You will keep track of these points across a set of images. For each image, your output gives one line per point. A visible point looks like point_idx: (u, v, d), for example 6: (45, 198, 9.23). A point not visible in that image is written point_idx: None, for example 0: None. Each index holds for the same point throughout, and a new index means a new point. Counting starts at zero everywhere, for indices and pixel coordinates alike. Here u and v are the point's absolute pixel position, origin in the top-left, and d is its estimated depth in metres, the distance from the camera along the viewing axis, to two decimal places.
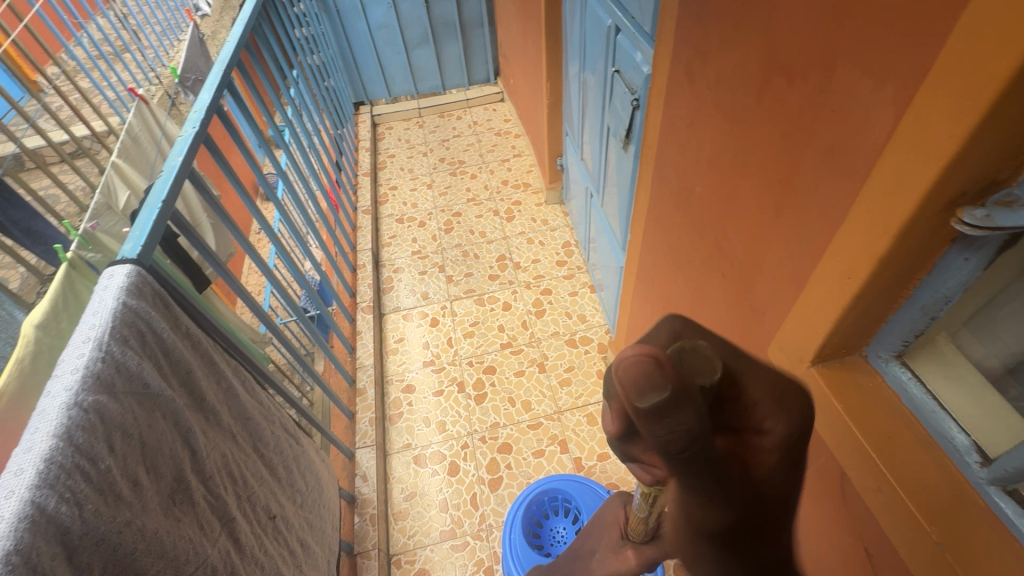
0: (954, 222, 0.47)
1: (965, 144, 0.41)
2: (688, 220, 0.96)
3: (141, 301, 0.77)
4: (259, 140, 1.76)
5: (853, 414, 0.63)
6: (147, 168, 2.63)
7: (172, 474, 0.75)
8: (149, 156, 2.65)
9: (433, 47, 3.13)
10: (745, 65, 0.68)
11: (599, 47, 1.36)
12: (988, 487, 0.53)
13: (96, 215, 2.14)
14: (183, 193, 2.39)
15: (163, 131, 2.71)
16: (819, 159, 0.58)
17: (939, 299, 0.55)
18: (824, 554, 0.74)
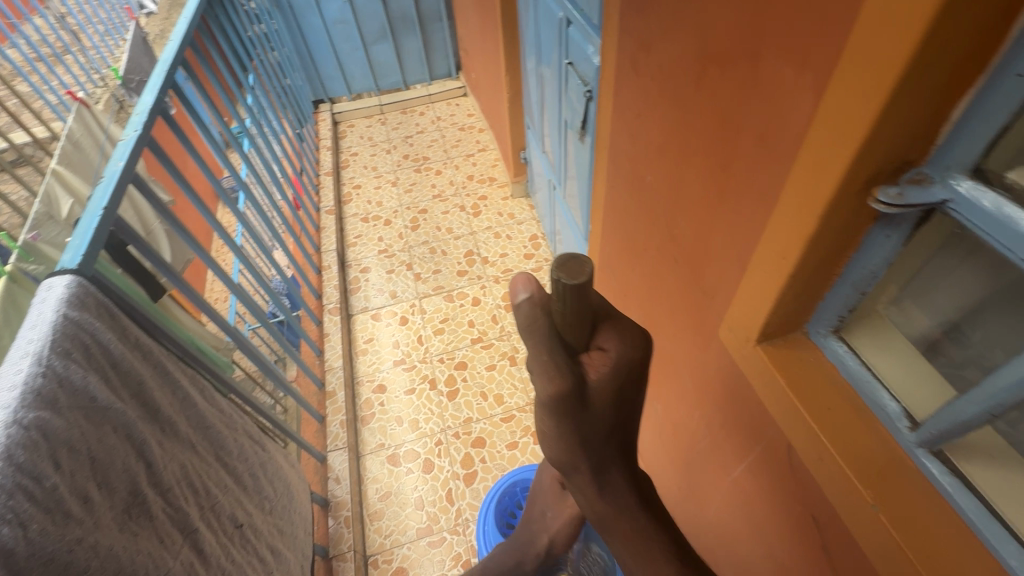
0: (871, 200, 0.50)
1: (873, 127, 0.44)
2: (642, 207, 0.97)
3: (83, 313, 0.75)
4: (211, 141, 1.71)
5: (796, 389, 0.66)
6: (92, 174, 2.59)
7: (127, 488, 0.73)
8: (93, 160, 2.61)
9: (392, 41, 3.08)
10: (683, 55, 0.70)
11: (553, 39, 1.37)
12: (918, 450, 0.57)
13: (37, 225, 2.15)
14: (127, 196, 2.29)
15: (106, 135, 2.68)
16: (751, 144, 0.61)
17: (867, 275, 0.58)
18: (776, 524, 0.78)
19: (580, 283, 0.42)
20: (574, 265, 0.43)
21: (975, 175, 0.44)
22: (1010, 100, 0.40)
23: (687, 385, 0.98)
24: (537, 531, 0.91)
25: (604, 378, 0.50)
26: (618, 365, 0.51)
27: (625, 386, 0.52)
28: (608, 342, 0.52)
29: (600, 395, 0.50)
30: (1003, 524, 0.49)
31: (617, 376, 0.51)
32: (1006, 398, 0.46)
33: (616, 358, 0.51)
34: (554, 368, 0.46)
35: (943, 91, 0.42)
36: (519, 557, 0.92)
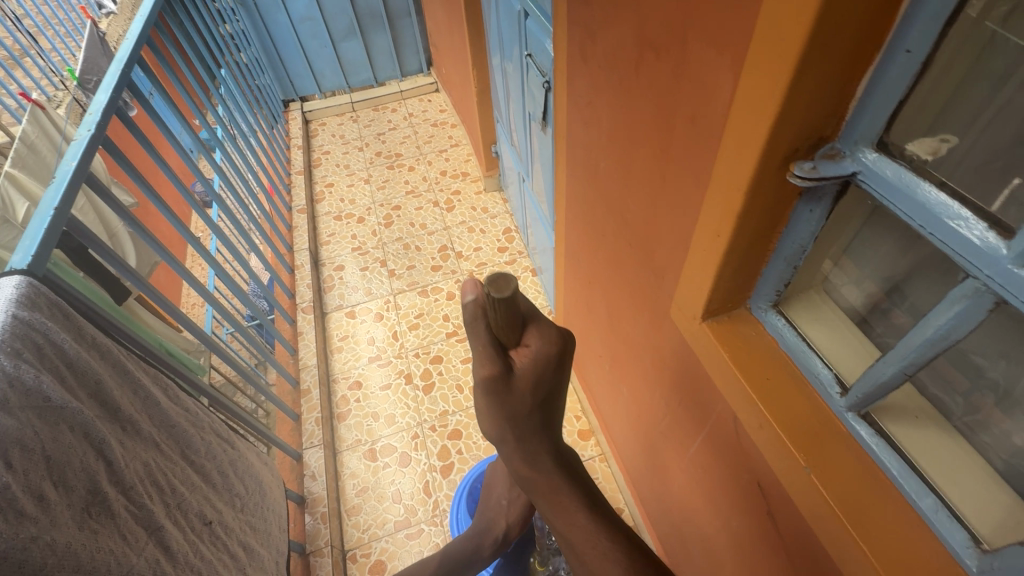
0: (789, 175, 0.52)
1: (783, 104, 0.46)
2: (598, 194, 0.99)
3: (34, 313, 0.75)
4: (179, 150, 1.69)
5: (739, 362, 0.69)
6: (49, 177, 2.60)
7: (85, 486, 0.73)
8: (50, 163, 2.62)
9: (361, 38, 3.06)
10: (623, 42, 0.72)
11: (512, 32, 1.38)
12: (847, 414, 0.59)
13: None
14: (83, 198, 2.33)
15: (62, 136, 2.67)
16: (685, 127, 0.63)
17: (796, 250, 0.61)
18: (728, 495, 0.81)
19: (505, 297, 0.52)
20: (502, 280, 0.52)
21: (879, 148, 0.47)
22: (904, 77, 0.42)
23: (647, 366, 1.00)
24: (494, 518, 1.03)
25: (526, 370, 0.58)
26: (541, 360, 0.59)
27: (546, 382, 0.60)
28: (534, 340, 0.60)
29: (521, 381, 0.58)
30: (921, 477, 0.53)
31: (539, 369, 0.59)
32: (917, 358, 0.49)
33: (538, 354, 0.59)
34: (484, 354, 0.57)
35: (845, 69, 0.44)
36: (478, 540, 1.02)
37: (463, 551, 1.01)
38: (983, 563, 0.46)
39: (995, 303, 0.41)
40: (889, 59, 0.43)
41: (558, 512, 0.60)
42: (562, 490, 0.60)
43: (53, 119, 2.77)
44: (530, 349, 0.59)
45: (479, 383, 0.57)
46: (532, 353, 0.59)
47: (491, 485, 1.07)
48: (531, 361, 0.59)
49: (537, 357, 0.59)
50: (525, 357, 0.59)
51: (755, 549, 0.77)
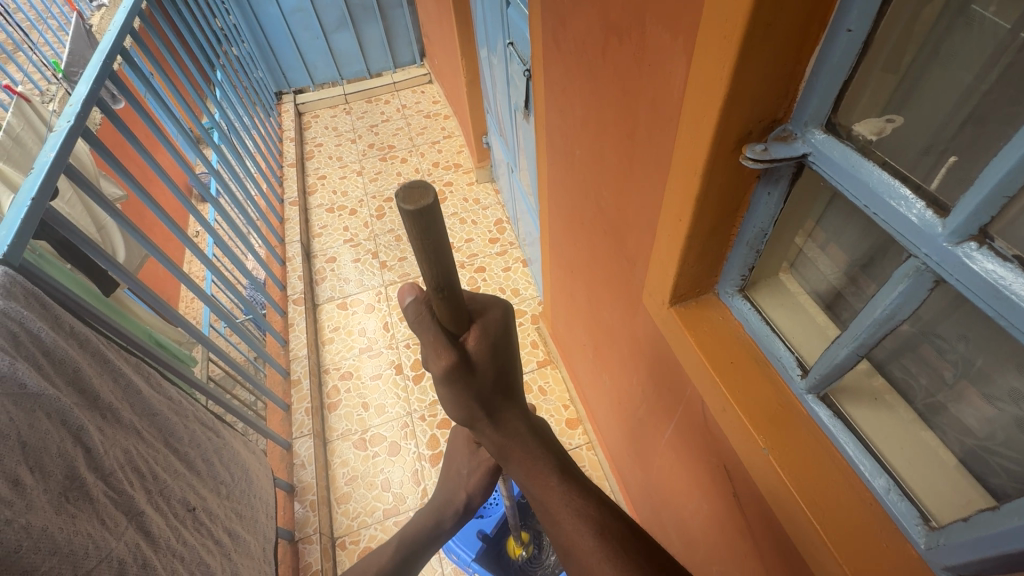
0: (742, 158, 0.52)
1: (730, 86, 0.47)
2: (576, 181, 0.99)
3: (9, 302, 0.76)
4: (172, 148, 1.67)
5: (705, 346, 0.69)
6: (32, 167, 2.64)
7: (63, 472, 0.74)
8: (34, 153, 2.66)
9: (353, 29, 3.05)
10: (589, 28, 0.72)
11: (495, 21, 1.38)
12: (807, 396, 0.59)
13: None
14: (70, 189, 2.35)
15: (47, 127, 2.71)
16: (648, 112, 0.63)
17: (758, 233, 0.61)
18: (700, 479, 0.82)
19: (426, 221, 0.44)
20: (414, 193, 0.43)
21: (827, 129, 0.48)
22: (848, 55, 0.43)
23: (625, 352, 1.01)
24: (454, 490, 0.98)
25: (478, 346, 0.59)
26: (489, 334, 0.60)
27: (496, 350, 0.61)
28: (481, 318, 0.60)
29: (478, 359, 0.59)
30: (876, 458, 0.53)
31: (488, 344, 0.60)
32: (867, 338, 0.49)
33: (485, 328, 0.60)
34: (438, 342, 0.56)
35: (790, 51, 0.45)
36: (438, 516, 1.01)
37: (424, 526, 1.02)
38: (931, 540, 0.47)
39: (935, 281, 0.42)
40: (832, 40, 0.43)
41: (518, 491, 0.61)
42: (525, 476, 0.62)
43: (37, 110, 2.81)
44: (478, 326, 0.59)
45: (439, 371, 0.58)
46: (479, 328, 0.59)
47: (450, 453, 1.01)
48: (479, 332, 0.59)
49: (484, 331, 0.60)
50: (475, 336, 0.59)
51: (725, 531, 0.77)
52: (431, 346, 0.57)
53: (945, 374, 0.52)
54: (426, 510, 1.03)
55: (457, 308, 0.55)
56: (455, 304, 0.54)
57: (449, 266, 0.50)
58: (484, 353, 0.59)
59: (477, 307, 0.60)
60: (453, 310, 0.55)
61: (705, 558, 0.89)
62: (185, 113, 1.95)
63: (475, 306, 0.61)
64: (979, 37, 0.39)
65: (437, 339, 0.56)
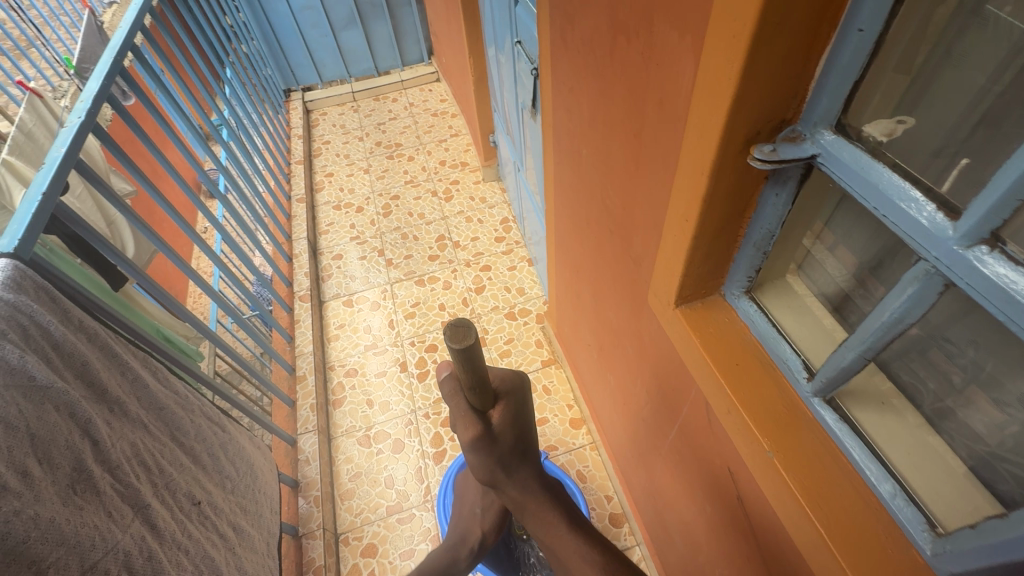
0: (750, 159, 0.52)
1: (739, 85, 0.46)
2: (582, 180, 0.99)
3: (20, 295, 0.77)
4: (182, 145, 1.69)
5: (710, 347, 0.69)
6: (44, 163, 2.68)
7: (71, 464, 0.75)
8: (46, 149, 2.70)
9: (361, 27, 3.06)
10: (596, 27, 0.72)
11: (503, 20, 1.38)
12: (813, 399, 0.59)
13: None
14: (81, 185, 2.39)
15: (58, 124, 2.75)
16: (655, 111, 0.63)
17: (765, 234, 0.61)
18: (705, 483, 0.81)
19: (465, 348, 0.50)
20: (458, 331, 0.50)
21: (836, 130, 0.47)
22: (858, 56, 0.42)
23: (630, 353, 1.00)
24: (468, 527, 1.00)
25: (502, 421, 0.61)
26: (513, 410, 0.62)
27: (519, 424, 0.63)
28: (507, 395, 0.63)
29: (502, 433, 0.61)
30: (882, 462, 0.52)
31: (513, 420, 0.62)
32: (875, 341, 0.48)
33: (510, 404, 0.62)
34: (465, 419, 0.59)
35: (800, 50, 0.44)
36: (452, 554, 0.97)
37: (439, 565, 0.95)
38: (937, 546, 0.46)
39: (945, 285, 0.41)
40: (843, 40, 0.42)
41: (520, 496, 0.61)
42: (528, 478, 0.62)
43: (50, 107, 2.85)
44: (502, 404, 0.62)
45: (464, 444, 0.60)
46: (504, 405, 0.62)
47: (464, 494, 1.08)
48: (504, 411, 0.61)
49: (508, 407, 0.62)
50: (500, 412, 0.61)
51: (729, 534, 0.77)
52: (459, 425, 0.60)
53: (953, 379, 0.52)
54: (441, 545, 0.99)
55: (485, 396, 0.58)
56: (485, 395, 0.58)
57: (482, 370, 0.54)
58: (507, 432, 0.61)
59: (502, 386, 0.63)
60: (482, 399, 0.58)
61: (708, 561, 0.89)
62: (194, 109, 1.96)
63: (502, 385, 0.64)
64: (992, 38, 0.38)
65: (464, 418, 0.60)
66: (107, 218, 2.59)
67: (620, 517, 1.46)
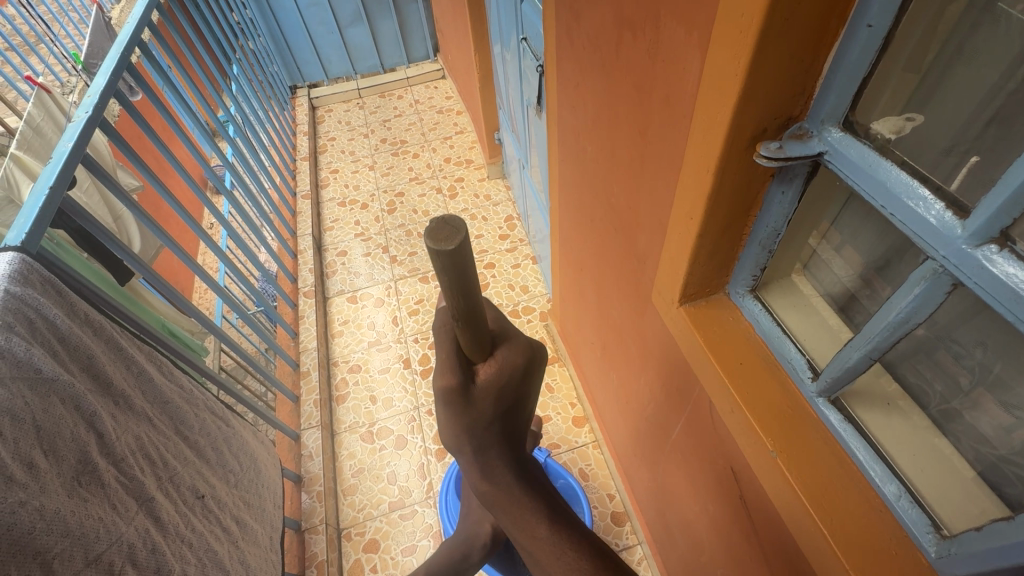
0: (756, 156, 0.51)
1: (745, 81, 0.46)
2: (586, 178, 0.99)
3: (27, 289, 0.78)
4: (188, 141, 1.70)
5: (714, 346, 0.68)
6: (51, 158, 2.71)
7: (76, 456, 0.76)
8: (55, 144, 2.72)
9: (367, 24, 3.06)
10: (602, 23, 0.71)
11: (509, 16, 1.37)
12: (818, 399, 0.58)
13: None
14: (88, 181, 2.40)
15: (66, 119, 2.77)
16: (660, 108, 0.63)
17: (771, 233, 0.60)
18: (708, 483, 0.81)
19: (451, 255, 0.42)
20: (444, 230, 0.41)
21: (844, 127, 0.47)
22: (868, 52, 0.42)
23: (633, 352, 1.00)
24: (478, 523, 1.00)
25: (489, 382, 0.56)
26: (504, 373, 0.57)
27: (507, 395, 0.57)
28: (503, 353, 0.58)
29: (483, 392, 0.56)
30: (887, 464, 0.52)
31: (501, 384, 0.57)
32: (881, 340, 0.48)
33: (502, 365, 0.57)
34: (448, 361, 0.55)
35: (808, 46, 0.44)
36: (466, 548, 0.98)
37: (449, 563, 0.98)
38: (941, 549, 0.46)
39: (953, 285, 0.41)
40: (853, 36, 0.42)
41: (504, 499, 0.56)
42: (510, 485, 0.56)
43: (58, 102, 2.87)
44: (490, 361, 0.56)
45: (439, 390, 0.55)
46: (495, 362, 0.57)
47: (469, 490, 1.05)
48: (490, 369, 0.56)
49: (501, 368, 0.57)
50: (489, 367, 0.56)
51: (731, 534, 0.77)
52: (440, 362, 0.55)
53: (961, 381, 0.51)
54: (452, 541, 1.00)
55: (476, 341, 0.54)
56: (476, 330, 0.52)
57: (472, 299, 0.48)
58: (490, 391, 0.56)
59: (500, 345, 0.58)
60: (471, 335, 0.53)
61: (709, 560, 0.89)
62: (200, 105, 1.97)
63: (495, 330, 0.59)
64: (1003, 36, 0.38)
65: (448, 361, 0.55)
66: (114, 213, 2.60)
67: (622, 516, 1.46)
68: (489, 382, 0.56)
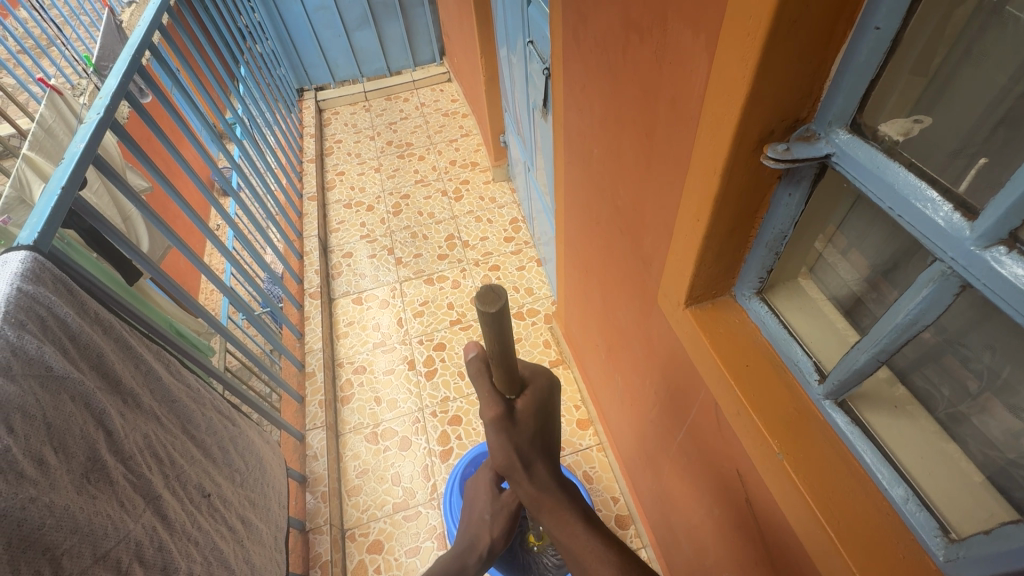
0: (763, 158, 0.52)
1: (753, 83, 0.46)
2: (592, 179, 0.99)
3: (39, 287, 0.79)
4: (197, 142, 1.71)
5: (720, 348, 0.68)
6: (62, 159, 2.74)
7: (85, 453, 0.77)
8: (65, 145, 2.75)
9: (374, 27, 3.08)
10: (609, 26, 0.72)
11: (516, 20, 1.38)
12: (824, 402, 0.58)
13: (7, 209, 2.28)
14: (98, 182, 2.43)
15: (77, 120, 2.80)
16: (667, 110, 0.63)
17: (778, 235, 0.61)
18: (714, 488, 0.81)
19: (495, 311, 0.53)
20: (490, 293, 0.53)
21: (852, 129, 0.47)
22: (876, 55, 0.42)
23: (638, 354, 1.00)
24: (478, 532, 1.00)
25: (525, 407, 0.64)
26: (536, 399, 0.66)
27: (541, 414, 0.66)
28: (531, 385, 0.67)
29: (524, 417, 0.64)
30: (895, 467, 0.52)
31: (536, 410, 0.65)
32: (889, 343, 0.48)
33: (534, 394, 0.66)
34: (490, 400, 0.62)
35: (816, 49, 0.44)
36: (462, 560, 0.98)
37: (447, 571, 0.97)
38: (950, 552, 0.46)
39: (961, 287, 0.41)
40: (860, 39, 0.42)
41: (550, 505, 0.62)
42: (557, 495, 0.63)
43: (69, 104, 2.91)
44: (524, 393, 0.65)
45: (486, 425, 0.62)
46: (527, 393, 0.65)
47: (472, 498, 1.04)
48: (527, 399, 0.65)
49: (533, 395, 0.66)
50: (523, 398, 0.65)
51: (737, 537, 0.77)
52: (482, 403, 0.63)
53: (969, 386, 0.51)
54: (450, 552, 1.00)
55: (511, 379, 0.63)
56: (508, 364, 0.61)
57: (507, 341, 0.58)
58: (529, 414, 0.64)
59: (528, 377, 0.68)
60: (506, 377, 0.63)
61: (715, 564, 0.89)
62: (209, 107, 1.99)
63: (527, 375, 0.68)
64: (1011, 38, 0.38)
65: (488, 399, 0.62)
66: (123, 213, 2.63)
67: (627, 519, 1.46)
68: (529, 410, 0.65)
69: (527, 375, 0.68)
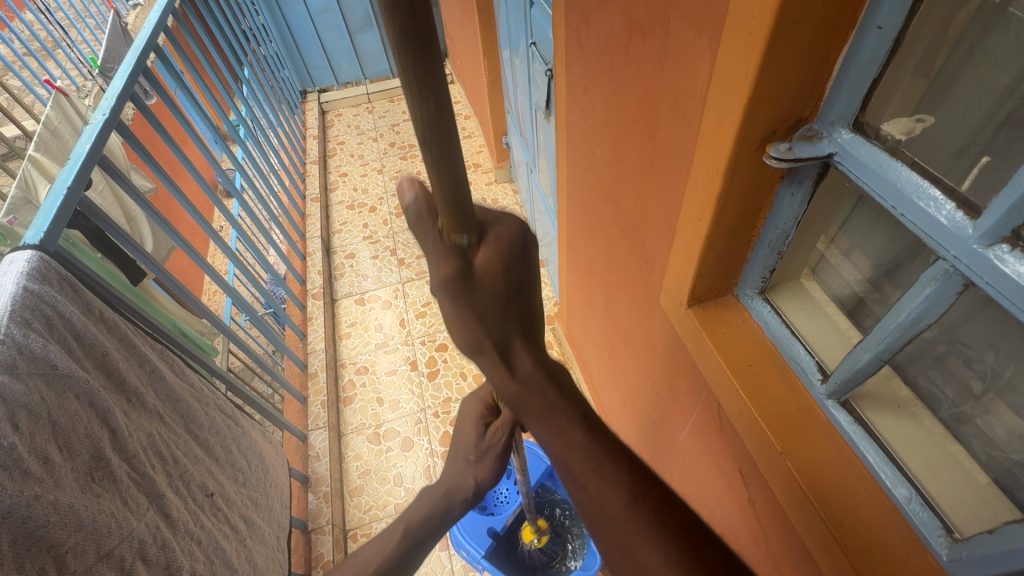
0: (765, 157, 0.52)
1: (756, 82, 0.46)
2: (595, 180, 0.99)
3: (45, 286, 0.79)
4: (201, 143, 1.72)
5: (723, 348, 0.68)
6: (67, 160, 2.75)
7: (89, 452, 0.77)
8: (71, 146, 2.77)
9: (377, 29, 3.10)
10: (612, 26, 0.72)
11: (518, 21, 1.39)
12: (827, 401, 0.58)
13: (13, 209, 2.30)
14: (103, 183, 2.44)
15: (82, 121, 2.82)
16: (669, 110, 0.63)
17: (780, 235, 0.61)
18: (717, 489, 0.81)
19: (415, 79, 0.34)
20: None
21: (854, 128, 0.47)
22: (878, 54, 0.42)
23: (641, 354, 1.00)
24: (461, 475, 0.92)
25: (487, 264, 0.49)
26: (503, 251, 0.50)
27: (512, 270, 0.51)
28: (494, 232, 0.50)
29: (486, 277, 0.49)
30: (898, 466, 0.52)
31: (503, 266, 0.50)
32: (892, 342, 0.48)
33: (498, 245, 0.49)
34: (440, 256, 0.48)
35: (819, 48, 0.44)
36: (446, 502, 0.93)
37: (431, 512, 0.93)
38: (953, 552, 0.45)
39: (964, 285, 0.41)
40: (863, 38, 0.42)
41: (538, 409, 0.55)
42: None
43: (75, 105, 2.93)
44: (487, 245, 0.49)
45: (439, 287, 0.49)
46: (490, 243, 0.49)
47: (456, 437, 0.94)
48: (490, 251, 0.49)
49: (499, 247, 0.50)
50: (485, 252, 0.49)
51: (739, 538, 0.76)
52: (433, 261, 0.49)
53: (972, 387, 0.51)
54: (432, 495, 0.94)
55: (466, 224, 0.46)
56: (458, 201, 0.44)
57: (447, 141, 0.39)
58: (494, 274, 0.49)
59: (491, 220, 0.51)
60: (458, 219, 0.45)
61: None
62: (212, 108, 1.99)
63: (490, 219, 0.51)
64: (1013, 37, 0.38)
65: (439, 255, 0.48)
66: (127, 214, 2.64)
67: None
68: (495, 265, 0.49)
69: (489, 219, 0.51)
